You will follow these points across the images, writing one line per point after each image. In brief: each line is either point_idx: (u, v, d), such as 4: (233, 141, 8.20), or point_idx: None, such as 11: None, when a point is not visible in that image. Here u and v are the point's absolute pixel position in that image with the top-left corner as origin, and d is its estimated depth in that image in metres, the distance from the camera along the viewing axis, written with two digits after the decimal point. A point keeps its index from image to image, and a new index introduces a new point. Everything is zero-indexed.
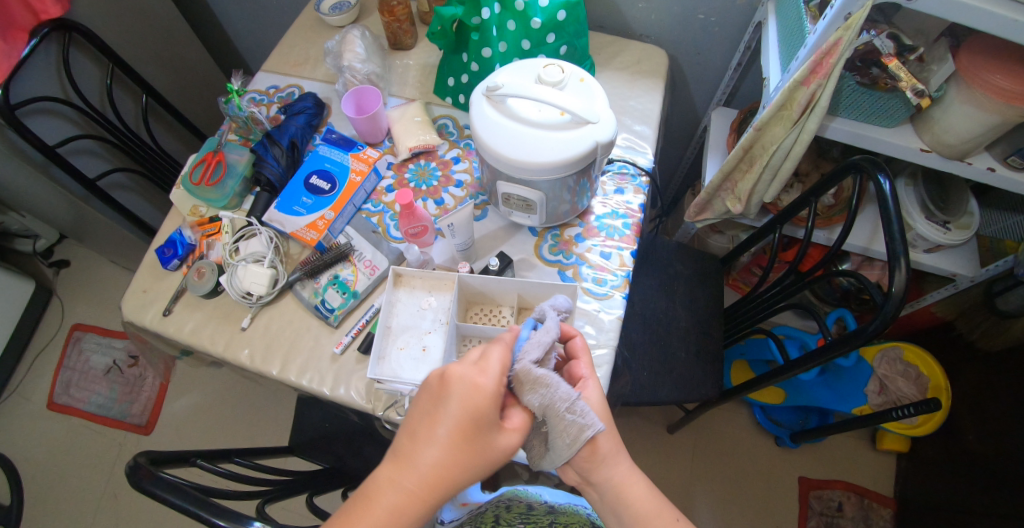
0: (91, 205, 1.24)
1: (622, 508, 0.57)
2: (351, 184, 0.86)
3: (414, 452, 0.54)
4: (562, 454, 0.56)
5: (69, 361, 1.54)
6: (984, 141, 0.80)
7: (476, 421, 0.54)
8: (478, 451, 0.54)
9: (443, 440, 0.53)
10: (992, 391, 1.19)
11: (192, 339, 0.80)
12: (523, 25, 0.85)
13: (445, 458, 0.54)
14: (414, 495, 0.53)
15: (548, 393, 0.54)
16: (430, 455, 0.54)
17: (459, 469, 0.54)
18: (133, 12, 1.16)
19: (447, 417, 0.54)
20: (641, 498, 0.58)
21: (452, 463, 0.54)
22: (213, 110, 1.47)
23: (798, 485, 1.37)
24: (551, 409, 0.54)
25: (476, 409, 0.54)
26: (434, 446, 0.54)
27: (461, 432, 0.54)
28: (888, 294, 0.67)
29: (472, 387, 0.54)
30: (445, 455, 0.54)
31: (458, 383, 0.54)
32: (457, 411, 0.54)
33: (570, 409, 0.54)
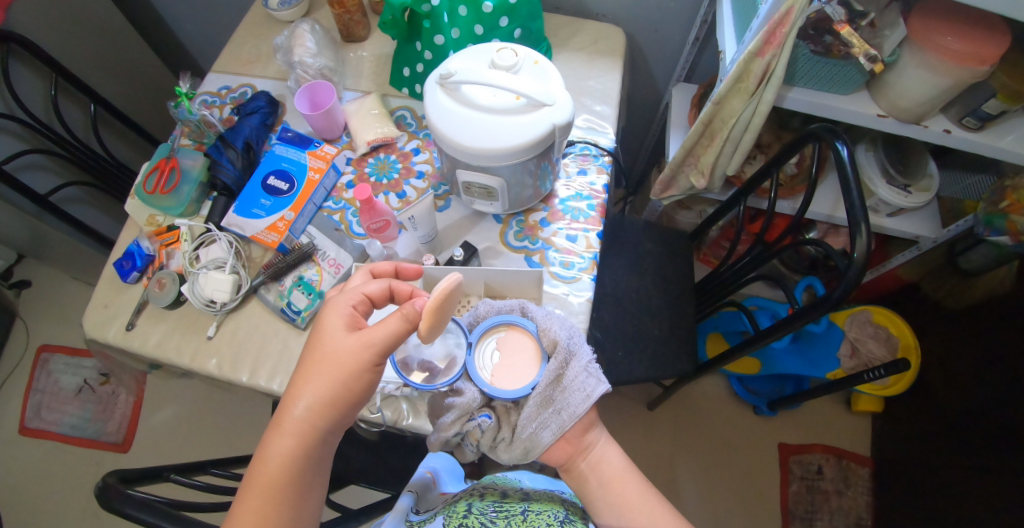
0: (45, 222, 1.20)
1: (602, 471, 0.63)
2: (310, 183, 0.84)
3: (292, 386, 0.58)
4: (576, 411, 0.61)
5: (37, 384, 1.49)
6: (938, 104, 0.82)
7: (333, 337, 0.59)
8: (342, 363, 0.57)
9: (307, 362, 0.59)
10: (960, 347, 1.22)
11: (158, 352, 0.78)
12: (474, 10, 0.84)
13: (314, 384, 0.57)
14: (292, 426, 0.56)
15: (574, 352, 0.63)
16: (307, 385, 0.58)
17: (332, 382, 0.57)
18: (73, 17, 1.11)
19: (311, 348, 0.59)
20: (615, 463, 0.64)
21: (321, 380, 0.57)
22: (166, 115, 1.43)
23: (779, 452, 1.40)
24: (573, 367, 0.62)
25: (332, 327, 0.59)
26: (311, 374, 0.58)
27: (323, 350, 0.58)
28: (850, 260, 0.68)
29: (328, 310, 0.60)
30: (313, 379, 0.57)
31: (324, 318, 0.60)
32: (321, 340, 0.59)
33: (588, 370, 0.62)
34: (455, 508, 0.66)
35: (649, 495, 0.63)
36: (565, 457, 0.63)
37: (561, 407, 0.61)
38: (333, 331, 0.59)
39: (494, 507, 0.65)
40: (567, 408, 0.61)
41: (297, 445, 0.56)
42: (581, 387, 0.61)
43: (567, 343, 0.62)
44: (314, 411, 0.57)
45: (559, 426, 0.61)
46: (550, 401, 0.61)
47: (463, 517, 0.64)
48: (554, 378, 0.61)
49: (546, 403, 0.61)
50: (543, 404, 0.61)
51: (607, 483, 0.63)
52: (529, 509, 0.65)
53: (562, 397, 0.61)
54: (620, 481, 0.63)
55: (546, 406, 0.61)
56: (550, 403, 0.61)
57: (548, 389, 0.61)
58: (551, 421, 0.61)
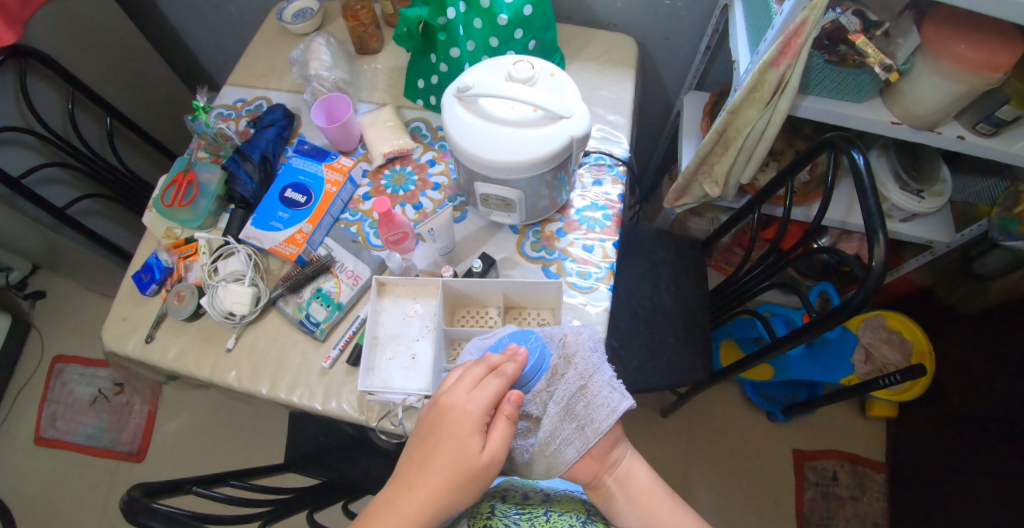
0: (62, 234, 1.22)
1: (630, 484, 0.63)
2: (327, 195, 0.85)
3: (410, 472, 0.56)
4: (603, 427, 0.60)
5: (53, 394, 1.50)
6: (953, 111, 0.82)
7: (461, 437, 0.55)
8: (462, 464, 0.55)
9: (440, 467, 0.55)
10: (974, 353, 1.21)
11: (178, 364, 0.79)
12: (489, 22, 0.84)
13: (434, 483, 0.55)
14: (411, 511, 0.55)
15: (596, 365, 0.62)
16: (428, 475, 0.55)
17: (448, 487, 0.55)
18: (91, 33, 1.13)
19: (438, 436, 0.56)
20: (641, 477, 0.64)
21: (438, 473, 0.55)
22: (181, 128, 1.44)
23: (793, 458, 1.39)
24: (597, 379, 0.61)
25: (461, 425, 0.56)
26: (434, 463, 0.55)
27: (447, 446, 0.55)
28: (869, 269, 0.68)
29: (459, 409, 0.56)
30: (432, 478, 0.55)
31: (453, 413, 0.56)
32: (451, 431, 0.56)
33: (612, 385, 0.62)
34: (477, 510, 0.67)
35: (677, 513, 0.63)
36: (591, 475, 0.63)
37: (585, 422, 0.60)
38: (467, 424, 0.55)
39: (517, 509, 0.67)
40: (591, 424, 0.60)
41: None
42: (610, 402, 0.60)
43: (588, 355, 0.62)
44: (434, 499, 0.54)
45: (583, 443, 0.60)
46: (574, 412, 0.60)
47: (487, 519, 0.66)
48: (577, 391, 0.61)
49: (568, 415, 0.60)
50: (566, 418, 0.60)
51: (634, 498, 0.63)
52: (551, 511, 0.66)
53: (586, 413, 0.60)
54: (647, 497, 0.63)
55: (569, 421, 0.60)
56: (575, 417, 0.60)
57: (570, 402, 0.60)
58: (575, 434, 0.60)
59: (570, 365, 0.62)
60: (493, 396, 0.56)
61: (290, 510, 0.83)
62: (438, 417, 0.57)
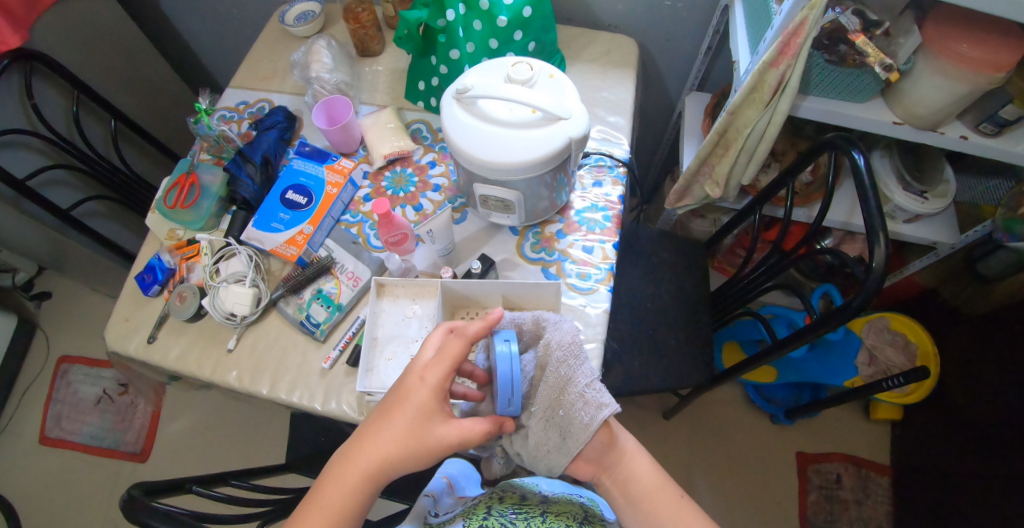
0: (67, 236, 1.23)
1: (633, 485, 0.62)
2: (328, 196, 0.85)
3: (366, 430, 0.57)
4: (580, 439, 0.59)
5: (58, 394, 1.52)
6: (955, 110, 0.81)
7: (413, 402, 0.57)
8: (415, 430, 0.56)
9: (395, 425, 0.56)
10: (978, 355, 1.20)
11: (179, 365, 0.79)
12: (489, 24, 0.84)
13: (386, 445, 0.56)
14: (365, 467, 0.56)
15: (570, 373, 0.59)
16: (381, 437, 0.56)
17: (401, 450, 0.55)
18: (95, 36, 1.14)
19: (399, 397, 0.57)
20: (644, 474, 0.63)
21: (393, 436, 0.56)
22: (185, 130, 1.45)
23: (796, 461, 1.38)
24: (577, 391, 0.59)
25: (416, 389, 0.57)
26: (388, 426, 0.56)
27: (400, 410, 0.57)
28: (869, 270, 0.68)
29: (419, 375, 0.57)
30: (385, 441, 0.56)
31: (414, 379, 0.57)
32: (410, 393, 0.57)
33: (588, 394, 0.59)
34: (474, 511, 0.67)
35: (686, 510, 0.61)
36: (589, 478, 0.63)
37: (566, 433, 0.59)
38: (424, 389, 0.57)
39: (514, 509, 0.66)
40: (570, 435, 0.59)
41: (358, 489, 0.56)
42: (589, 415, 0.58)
43: (564, 367, 0.59)
44: (386, 459, 0.55)
45: (566, 452, 0.60)
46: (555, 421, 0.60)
47: (483, 518, 0.66)
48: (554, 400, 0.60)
49: (549, 423, 0.60)
50: (549, 428, 0.60)
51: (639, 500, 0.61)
52: (548, 511, 0.66)
53: (564, 424, 0.59)
54: (655, 496, 0.62)
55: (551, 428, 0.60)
56: (553, 427, 0.60)
57: (549, 413, 0.60)
58: (557, 441, 0.60)
59: (545, 375, 0.60)
60: (451, 363, 0.58)
61: (289, 509, 0.84)
62: (400, 380, 0.58)
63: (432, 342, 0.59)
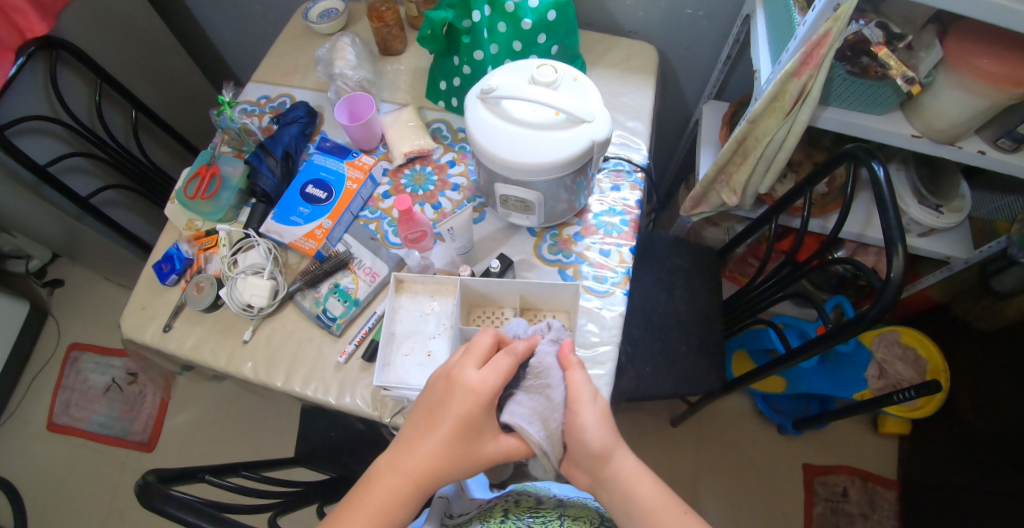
0: (85, 224, 1.24)
1: (632, 506, 0.57)
2: (347, 192, 0.86)
3: (411, 436, 0.57)
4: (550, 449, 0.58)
5: (67, 381, 1.53)
6: (975, 125, 0.81)
7: (460, 414, 0.56)
8: (460, 439, 0.56)
9: (443, 437, 0.56)
10: (990, 371, 1.20)
11: (194, 354, 0.80)
12: (513, 26, 0.85)
13: (430, 454, 0.56)
14: (410, 476, 0.56)
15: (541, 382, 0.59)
16: (427, 446, 0.56)
17: (449, 462, 0.56)
18: (120, 26, 1.15)
19: (444, 408, 0.56)
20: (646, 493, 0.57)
21: (442, 447, 0.56)
22: (204, 123, 1.46)
23: (802, 472, 1.38)
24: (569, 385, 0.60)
25: (464, 400, 0.56)
26: (433, 436, 0.56)
27: (446, 420, 0.56)
28: (887, 280, 0.68)
29: (467, 386, 0.56)
30: (430, 449, 0.56)
31: (460, 392, 0.56)
32: (459, 406, 0.56)
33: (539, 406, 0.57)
34: (491, 513, 0.67)
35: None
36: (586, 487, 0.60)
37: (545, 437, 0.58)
38: (475, 403, 0.56)
39: (530, 513, 0.66)
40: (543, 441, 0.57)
41: (397, 495, 0.56)
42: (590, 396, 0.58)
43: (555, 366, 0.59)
44: (433, 469, 0.56)
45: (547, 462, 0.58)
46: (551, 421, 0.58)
47: (501, 520, 0.66)
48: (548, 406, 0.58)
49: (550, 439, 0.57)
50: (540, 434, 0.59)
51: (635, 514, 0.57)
52: (565, 515, 0.66)
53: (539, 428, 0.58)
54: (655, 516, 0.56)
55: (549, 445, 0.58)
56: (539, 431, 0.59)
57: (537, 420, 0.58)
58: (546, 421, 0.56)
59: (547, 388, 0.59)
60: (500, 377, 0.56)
61: (299, 502, 0.84)
62: (446, 388, 0.57)
63: (479, 356, 0.58)
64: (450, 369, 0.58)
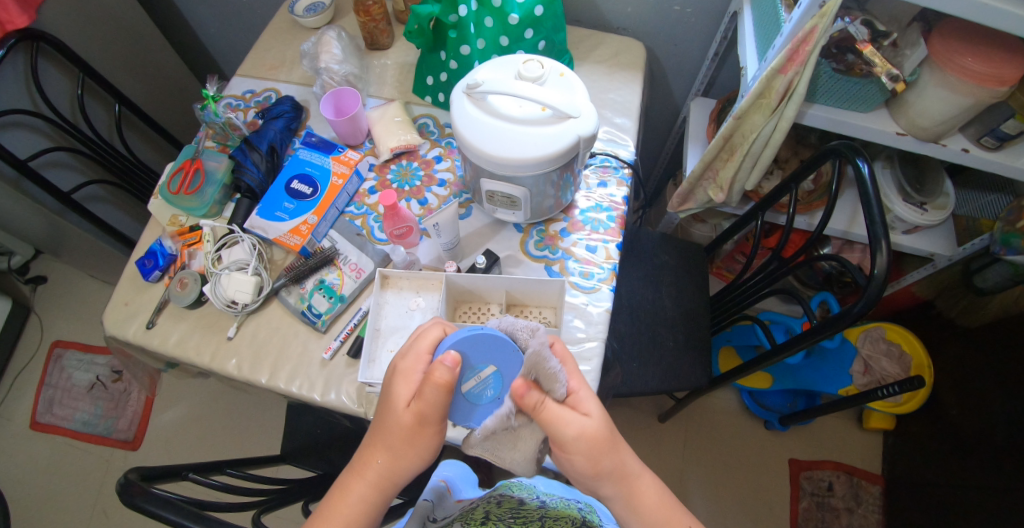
0: (68, 219, 1.22)
1: (642, 506, 0.57)
2: (333, 187, 0.85)
3: (365, 444, 0.57)
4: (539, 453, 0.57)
5: (50, 379, 1.50)
6: (958, 123, 0.82)
7: (404, 404, 0.55)
8: (411, 430, 0.55)
9: (390, 433, 0.55)
10: (974, 366, 1.21)
11: (178, 350, 0.79)
12: (500, 22, 0.85)
13: (391, 452, 0.55)
14: (370, 478, 0.56)
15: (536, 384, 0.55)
16: (376, 442, 0.56)
17: (401, 456, 0.55)
18: (102, 19, 1.14)
19: (387, 401, 0.56)
20: (651, 504, 0.57)
21: (390, 441, 0.55)
22: (189, 117, 1.45)
23: (789, 468, 1.39)
24: (574, 397, 0.56)
25: (401, 390, 0.55)
26: (381, 431, 0.56)
27: (390, 419, 0.55)
28: (871, 277, 0.69)
29: (400, 371, 0.56)
30: (388, 446, 0.55)
31: (394, 368, 0.57)
32: (398, 396, 0.55)
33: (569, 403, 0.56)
34: (472, 515, 0.66)
35: None
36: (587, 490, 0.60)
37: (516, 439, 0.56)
38: (409, 385, 0.55)
39: (512, 515, 0.65)
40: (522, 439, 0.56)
41: (370, 496, 0.56)
42: (576, 432, 0.54)
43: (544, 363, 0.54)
44: (388, 467, 0.56)
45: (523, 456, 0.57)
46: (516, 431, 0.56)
47: (482, 522, 0.65)
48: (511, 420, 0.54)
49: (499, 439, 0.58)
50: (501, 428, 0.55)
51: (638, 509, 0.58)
52: (547, 515, 0.66)
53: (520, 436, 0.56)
54: (665, 510, 0.58)
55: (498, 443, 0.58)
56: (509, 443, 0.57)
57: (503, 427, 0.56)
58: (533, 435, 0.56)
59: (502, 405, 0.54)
60: (430, 348, 0.57)
61: (283, 501, 0.83)
62: (390, 381, 0.57)
63: (420, 346, 0.57)
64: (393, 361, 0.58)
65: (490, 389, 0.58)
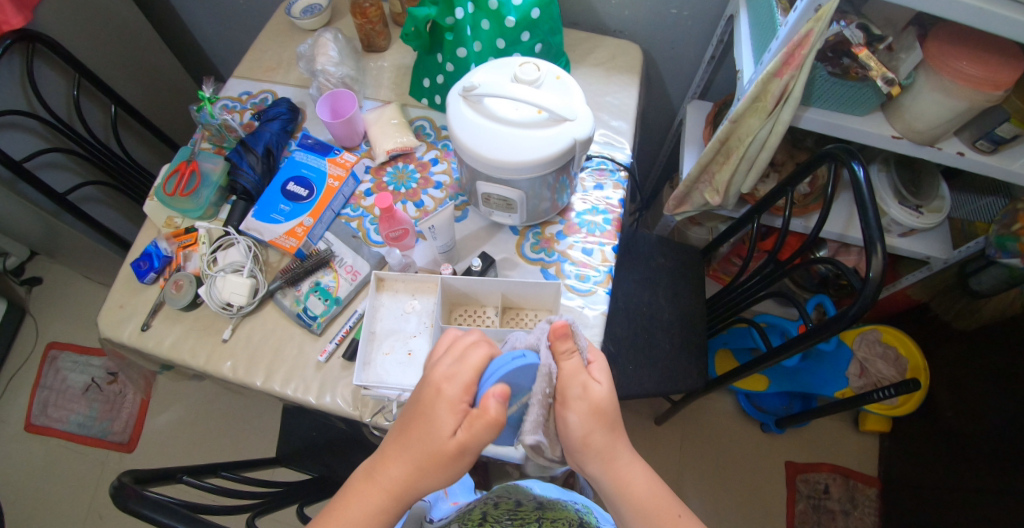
0: (64, 221, 1.22)
1: (631, 492, 0.56)
2: (329, 189, 0.85)
3: (387, 454, 0.56)
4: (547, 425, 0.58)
5: (45, 380, 1.50)
6: (953, 127, 0.82)
7: (446, 433, 0.53)
8: (451, 457, 0.53)
9: (424, 456, 0.54)
10: (970, 369, 1.22)
11: (173, 353, 0.79)
12: (497, 24, 0.85)
13: (420, 470, 0.54)
14: (389, 490, 0.55)
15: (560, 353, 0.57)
16: (403, 459, 0.55)
17: (427, 476, 0.54)
18: (98, 20, 1.13)
19: (421, 422, 0.54)
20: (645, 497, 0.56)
21: (422, 464, 0.54)
22: (185, 118, 1.44)
23: (785, 470, 1.39)
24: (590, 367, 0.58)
25: (445, 418, 0.53)
26: (411, 450, 0.54)
27: (426, 443, 0.53)
28: (866, 280, 0.69)
29: (442, 398, 0.53)
30: (417, 463, 0.54)
31: (432, 392, 0.54)
32: (439, 423, 0.53)
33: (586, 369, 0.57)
34: (469, 516, 0.67)
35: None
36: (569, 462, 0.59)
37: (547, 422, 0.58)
38: (452, 414, 0.53)
39: (509, 516, 0.65)
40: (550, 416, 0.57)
41: (387, 507, 0.55)
42: (580, 393, 0.56)
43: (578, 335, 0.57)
44: (409, 484, 0.55)
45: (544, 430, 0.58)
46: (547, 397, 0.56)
47: (479, 524, 0.66)
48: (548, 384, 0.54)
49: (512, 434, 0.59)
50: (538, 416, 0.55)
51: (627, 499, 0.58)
52: (544, 519, 0.66)
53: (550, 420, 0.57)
54: (654, 502, 0.57)
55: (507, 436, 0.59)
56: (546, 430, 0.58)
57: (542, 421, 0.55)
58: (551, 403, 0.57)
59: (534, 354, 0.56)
60: (473, 376, 0.53)
61: (277, 503, 0.83)
62: (427, 403, 0.54)
63: (465, 373, 0.53)
64: (429, 380, 0.54)
65: (528, 406, 0.57)
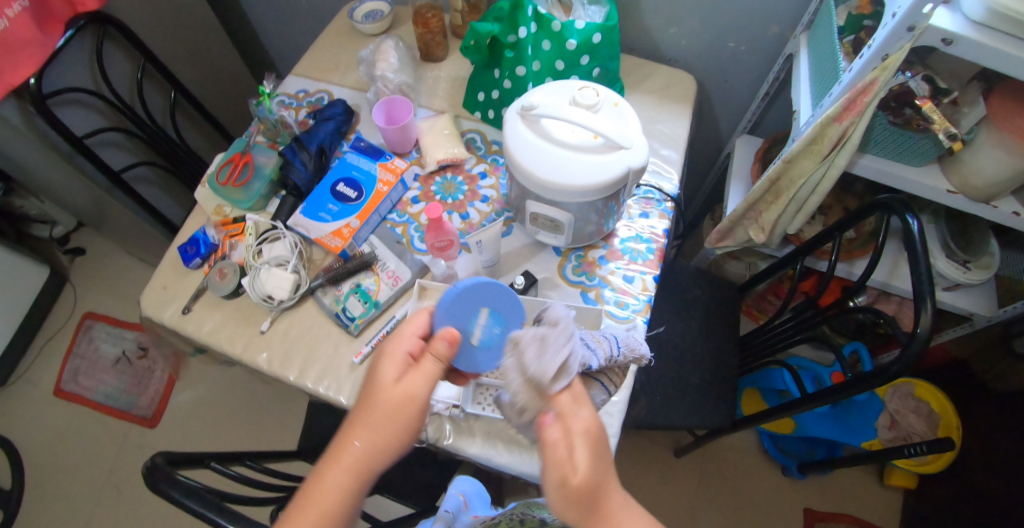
0: (114, 198, 1.26)
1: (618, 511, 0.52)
2: (378, 194, 0.86)
3: (342, 428, 0.54)
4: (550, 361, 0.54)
5: (78, 349, 1.54)
6: (1013, 186, 0.80)
7: (392, 383, 0.54)
8: (398, 406, 0.54)
9: (378, 416, 0.53)
10: (1005, 432, 1.17)
11: (211, 338, 0.81)
12: (558, 46, 0.86)
13: (369, 430, 0.53)
14: (348, 463, 0.52)
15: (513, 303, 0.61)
16: (363, 428, 0.53)
17: (388, 436, 0.53)
18: (166, 8, 1.17)
19: (368, 390, 0.55)
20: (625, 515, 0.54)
21: (376, 424, 0.53)
22: (240, 110, 1.49)
23: (803, 517, 1.36)
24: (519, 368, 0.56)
25: (390, 370, 0.55)
26: (368, 418, 0.53)
27: (377, 399, 0.54)
28: (913, 334, 0.67)
29: (386, 353, 0.56)
30: (366, 424, 0.53)
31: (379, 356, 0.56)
32: (384, 378, 0.54)
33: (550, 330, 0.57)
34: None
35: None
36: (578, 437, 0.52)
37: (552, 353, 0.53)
38: (398, 365, 0.55)
39: None
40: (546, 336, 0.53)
41: (347, 484, 0.52)
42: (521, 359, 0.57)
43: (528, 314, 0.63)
44: (370, 452, 0.52)
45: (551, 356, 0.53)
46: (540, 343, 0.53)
47: None
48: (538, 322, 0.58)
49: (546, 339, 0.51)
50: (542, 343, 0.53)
51: (597, 491, 0.51)
52: None
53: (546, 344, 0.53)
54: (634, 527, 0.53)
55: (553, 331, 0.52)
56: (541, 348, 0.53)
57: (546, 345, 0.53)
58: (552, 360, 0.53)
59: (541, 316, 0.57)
60: (416, 332, 0.58)
61: None
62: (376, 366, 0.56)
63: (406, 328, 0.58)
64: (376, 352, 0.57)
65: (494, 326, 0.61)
